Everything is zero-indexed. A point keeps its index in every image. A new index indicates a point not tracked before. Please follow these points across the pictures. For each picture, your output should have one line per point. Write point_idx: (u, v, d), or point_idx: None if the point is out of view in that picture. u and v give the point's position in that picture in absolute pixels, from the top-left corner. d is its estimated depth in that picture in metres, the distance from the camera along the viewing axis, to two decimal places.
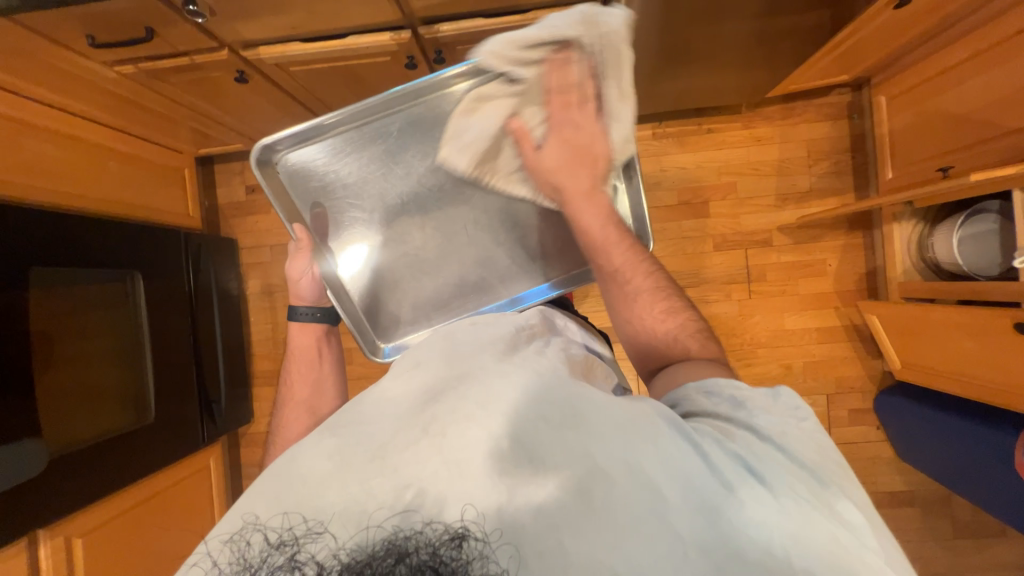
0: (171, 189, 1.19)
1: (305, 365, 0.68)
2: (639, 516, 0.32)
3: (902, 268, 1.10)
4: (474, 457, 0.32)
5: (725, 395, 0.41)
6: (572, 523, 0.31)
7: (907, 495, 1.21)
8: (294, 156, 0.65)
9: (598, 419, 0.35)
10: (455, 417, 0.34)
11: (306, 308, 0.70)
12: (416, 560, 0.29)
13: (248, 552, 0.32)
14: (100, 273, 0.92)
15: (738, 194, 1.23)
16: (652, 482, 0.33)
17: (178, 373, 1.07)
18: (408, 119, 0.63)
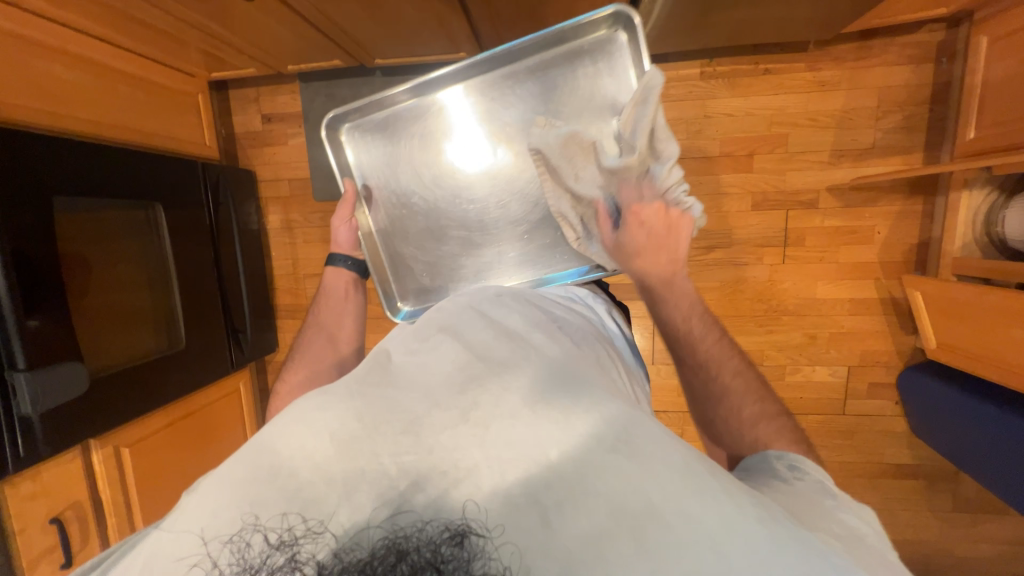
0: (186, 115, 1.15)
1: (336, 303, 0.81)
2: (683, 562, 0.28)
3: (961, 243, 1.00)
4: (508, 450, 0.33)
5: (811, 481, 0.43)
6: (599, 545, 0.29)
7: (913, 468, 1.22)
8: (357, 128, 0.78)
9: (650, 448, 0.33)
10: (499, 405, 0.36)
11: (342, 257, 0.83)
12: (416, 559, 0.29)
13: (248, 553, 0.30)
14: (120, 202, 0.92)
15: (788, 148, 1.11)
16: (704, 528, 0.29)
17: (206, 304, 1.11)
18: (454, 103, 0.75)
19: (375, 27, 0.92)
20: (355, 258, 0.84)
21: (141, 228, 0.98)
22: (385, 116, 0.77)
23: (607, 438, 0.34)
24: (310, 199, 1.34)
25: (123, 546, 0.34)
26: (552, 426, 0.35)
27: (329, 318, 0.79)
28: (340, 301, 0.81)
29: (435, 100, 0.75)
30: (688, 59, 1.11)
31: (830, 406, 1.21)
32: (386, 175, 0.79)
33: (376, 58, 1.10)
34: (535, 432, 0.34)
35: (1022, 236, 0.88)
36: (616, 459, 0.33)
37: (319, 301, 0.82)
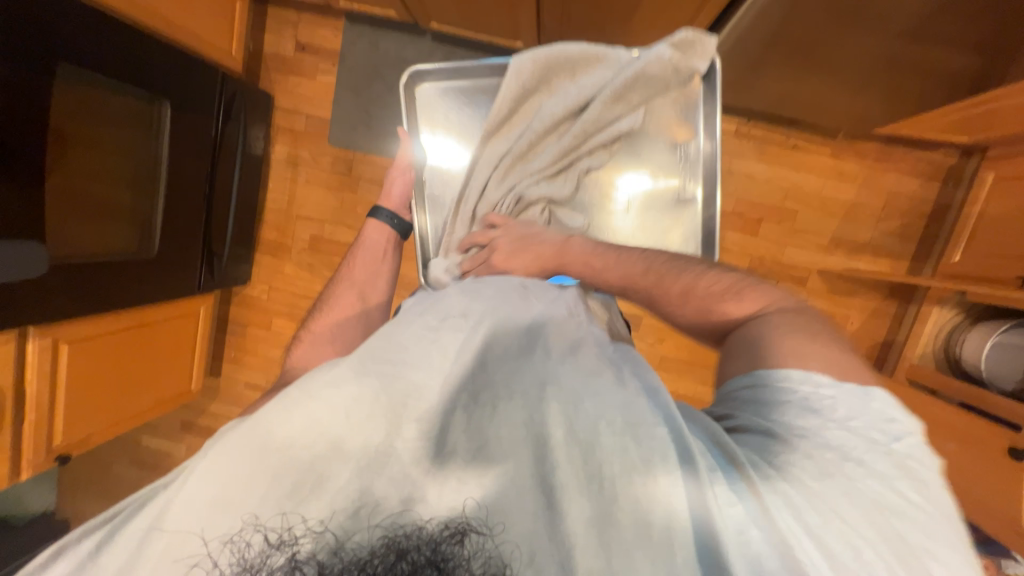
0: (220, 19, 1.10)
1: (371, 259, 0.78)
2: (673, 523, 0.38)
3: (921, 351, 1.08)
4: (517, 441, 0.40)
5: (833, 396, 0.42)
6: (605, 516, 0.38)
7: None
8: (434, 86, 0.76)
9: (648, 431, 0.42)
10: (518, 402, 0.42)
11: (388, 212, 0.80)
12: (416, 557, 0.35)
13: (248, 553, 0.35)
14: (129, 88, 0.86)
15: (795, 223, 1.17)
16: (695, 495, 0.38)
17: (188, 217, 1.05)
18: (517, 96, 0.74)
19: None
20: (400, 217, 0.81)
21: (141, 123, 0.92)
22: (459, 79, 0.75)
23: (614, 431, 0.41)
24: (324, 140, 1.29)
25: (120, 513, 0.38)
26: (566, 424, 0.41)
27: (362, 274, 0.77)
28: (378, 259, 0.78)
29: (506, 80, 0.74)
30: (728, 114, 1.14)
31: None
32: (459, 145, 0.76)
33: (432, 22, 1.07)
34: (549, 430, 0.41)
35: (975, 360, 0.96)
36: (619, 449, 0.41)
37: (352, 253, 0.79)
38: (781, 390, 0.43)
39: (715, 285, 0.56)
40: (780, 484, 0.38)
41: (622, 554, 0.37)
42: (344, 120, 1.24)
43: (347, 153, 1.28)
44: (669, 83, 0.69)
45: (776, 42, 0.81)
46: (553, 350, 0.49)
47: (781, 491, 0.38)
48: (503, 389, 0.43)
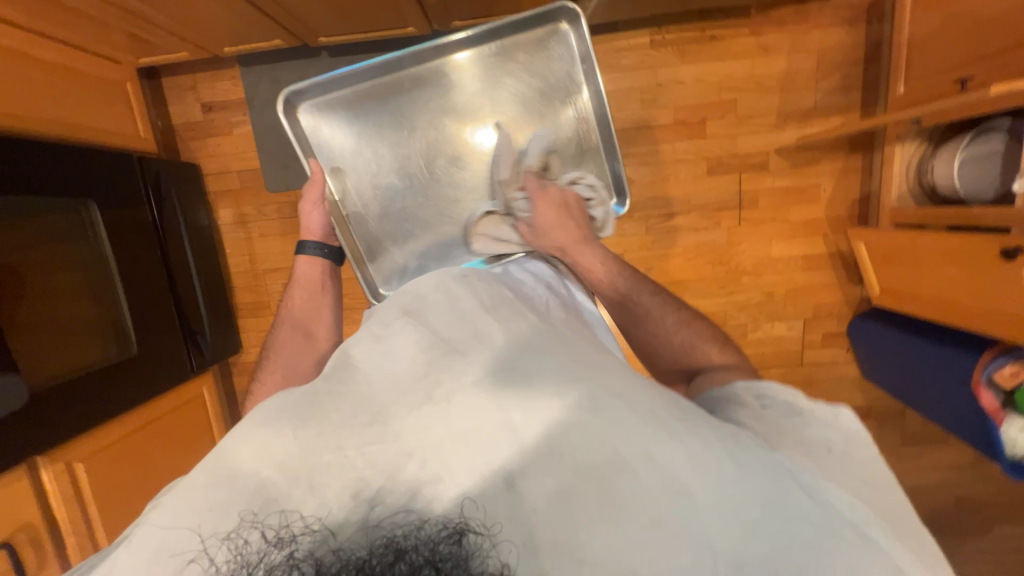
0: (116, 106, 1.08)
1: (311, 294, 0.80)
2: (664, 515, 0.34)
3: (897, 194, 1.07)
4: (486, 432, 0.37)
5: (781, 403, 0.46)
6: (571, 500, 0.35)
7: (866, 409, 1.29)
8: (316, 103, 0.79)
9: (618, 411, 0.38)
10: (478, 391, 0.39)
11: (314, 244, 0.82)
12: (415, 558, 0.31)
13: (246, 550, 0.34)
14: (49, 202, 0.85)
15: (737, 112, 1.15)
16: (683, 489, 0.35)
17: (156, 307, 1.05)
18: (406, 88, 0.80)
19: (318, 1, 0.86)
20: (329, 245, 0.83)
21: (74, 234, 0.90)
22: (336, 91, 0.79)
23: (584, 411, 0.38)
24: (262, 191, 1.28)
25: (91, 561, 0.37)
26: (535, 411, 0.38)
27: (303, 311, 0.78)
28: (315, 293, 0.80)
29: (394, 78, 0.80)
30: (638, 29, 1.12)
31: (790, 359, 1.26)
32: (354, 153, 0.80)
33: (320, 37, 1.05)
34: (514, 421, 0.37)
35: (948, 183, 0.96)
36: (598, 424, 0.37)
37: (290, 291, 0.81)
38: (760, 397, 0.48)
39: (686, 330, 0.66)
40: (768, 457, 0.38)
41: (605, 563, 0.33)
42: (274, 163, 1.22)
43: (288, 196, 1.27)
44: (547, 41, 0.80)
45: None
46: (508, 336, 0.46)
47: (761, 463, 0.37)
48: (457, 384, 0.40)
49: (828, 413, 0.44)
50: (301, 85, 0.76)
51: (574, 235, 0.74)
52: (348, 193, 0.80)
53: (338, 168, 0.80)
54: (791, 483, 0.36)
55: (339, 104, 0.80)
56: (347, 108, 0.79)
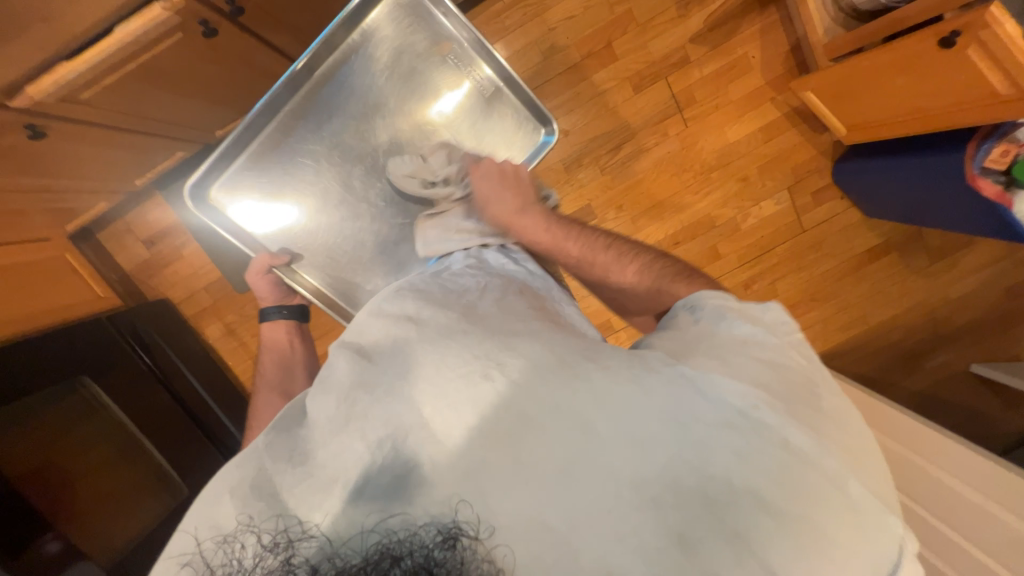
0: (63, 279, 1.08)
1: (280, 354, 0.81)
2: (570, 455, 0.41)
3: (823, 29, 1.03)
4: (414, 443, 0.42)
5: (708, 308, 0.50)
6: (493, 476, 0.41)
7: (883, 245, 1.26)
8: (220, 183, 0.83)
9: (525, 377, 0.43)
10: (398, 402, 0.43)
11: (272, 307, 0.83)
12: (410, 562, 0.35)
13: (241, 554, 0.39)
14: (45, 394, 0.87)
15: (637, 20, 1.11)
16: (584, 424, 0.41)
17: (188, 443, 1.06)
18: (286, 126, 0.83)
19: (193, 100, 0.85)
20: (286, 305, 0.84)
21: (83, 412, 0.92)
22: (232, 163, 0.82)
23: (500, 379, 0.43)
24: (234, 296, 1.29)
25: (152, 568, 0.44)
26: (452, 415, 0.42)
27: (275, 373, 0.78)
28: (287, 354, 0.81)
29: (273, 125, 0.83)
30: None
31: (791, 230, 1.24)
32: (275, 205, 0.83)
33: (216, 131, 1.04)
34: (435, 421, 0.42)
35: None
36: (510, 395, 0.43)
37: (260, 359, 0.81)
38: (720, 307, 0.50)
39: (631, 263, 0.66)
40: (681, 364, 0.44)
41: (514, 519, 0.39)
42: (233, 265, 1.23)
43: None
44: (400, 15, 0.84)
45: None
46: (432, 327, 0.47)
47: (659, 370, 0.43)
48: (383, 396, 0.44)
49: (756, 310, 0.50)
50: (198, 173, 0.80)
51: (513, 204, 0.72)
52: (299, 245, 0.84)
53: (274, 233, 0.84)
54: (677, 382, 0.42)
55: (241, 171, 0.83)
56: (260, 169, 0.83)
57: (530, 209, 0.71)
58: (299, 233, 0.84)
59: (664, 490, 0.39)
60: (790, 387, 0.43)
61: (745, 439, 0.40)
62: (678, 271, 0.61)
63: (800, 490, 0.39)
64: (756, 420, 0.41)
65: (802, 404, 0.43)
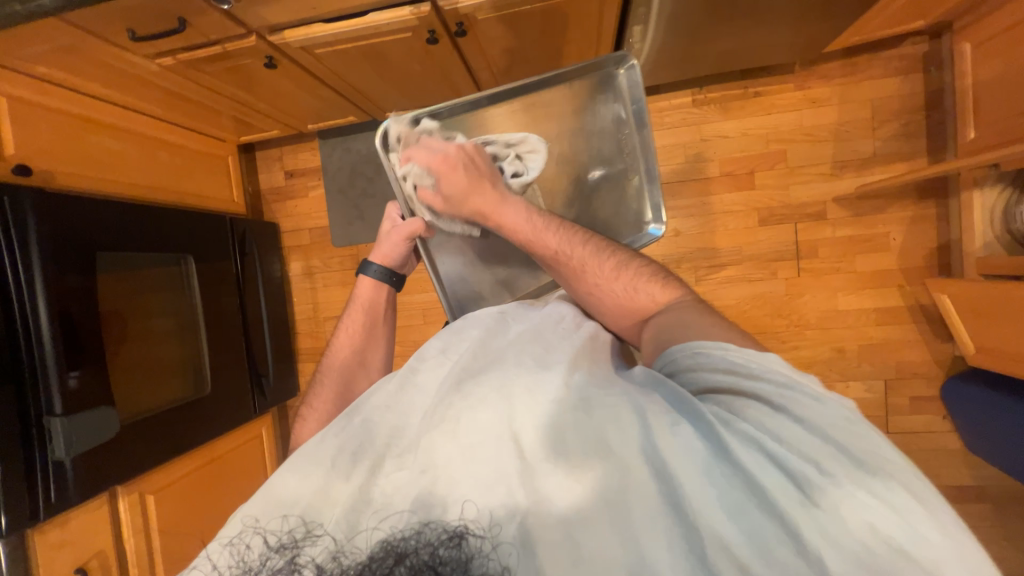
0: (216, 175, 1.26)
1: (368, 322, 0.73)
2: (648, 503, 0.35)
3: (982, 242, 0.99)
4: (463, 435, 0.39)
5: (717, 358, 0.44)
6: (554, 496, 0.36)
7: (976, 490, 1.10)
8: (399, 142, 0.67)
9: (602, 399, 0.40)
10: (465, 401, 0.41)
11: (380, 267, 0.73)
12: (416, 560, 0.34)
13: (248, 555, 0.37)
14: (156, 257, 1.00)
15: (788, 163, 1.13)
16: (663, 468, 0.36)
17: (231, 350, 1.15)
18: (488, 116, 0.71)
19: (387, 84, 0.99)
20: (397, 273, 0.75)
21: (173, 285, 1.04)
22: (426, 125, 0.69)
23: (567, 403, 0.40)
24: (328, 245, 1.41)
25: None
26: (523, 428, 0.38)
27: (357, 340, 0.72)
28: (375, 323, 0.74)
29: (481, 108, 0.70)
30: (679, 89, 1.17)
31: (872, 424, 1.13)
32: None
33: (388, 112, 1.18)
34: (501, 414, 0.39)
35: None
36: (575, 420, 0.39)
37: (345, 317, 0.74)
38: (696, 354, 0.46)
39: (642, 271, 0.61)
40: (739, 423, 0.38)
41: (587, 550, 0.34)
42: (341, 220, 1.36)
43: (351, 250, 1.39)
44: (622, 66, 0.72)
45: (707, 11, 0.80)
46: (505, 353, 0.46)
47: (736, 430, 0.37)
48: (454, 392, 0.42)
49: (786, 369, 0.41)
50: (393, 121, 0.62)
51: (491, 196, 0.60)
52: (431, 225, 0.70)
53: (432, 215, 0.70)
54: (755, 446, 0.36)
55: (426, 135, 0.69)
56: None
57: (513, 199, 0.60)
58: None
59: (752, 556, 0.33)
60: (919, 481, 0.35)
61: (863, 549, 0.32)
62: (648, 270, 0.61)
63: None
64: (834, 490, 0.34)
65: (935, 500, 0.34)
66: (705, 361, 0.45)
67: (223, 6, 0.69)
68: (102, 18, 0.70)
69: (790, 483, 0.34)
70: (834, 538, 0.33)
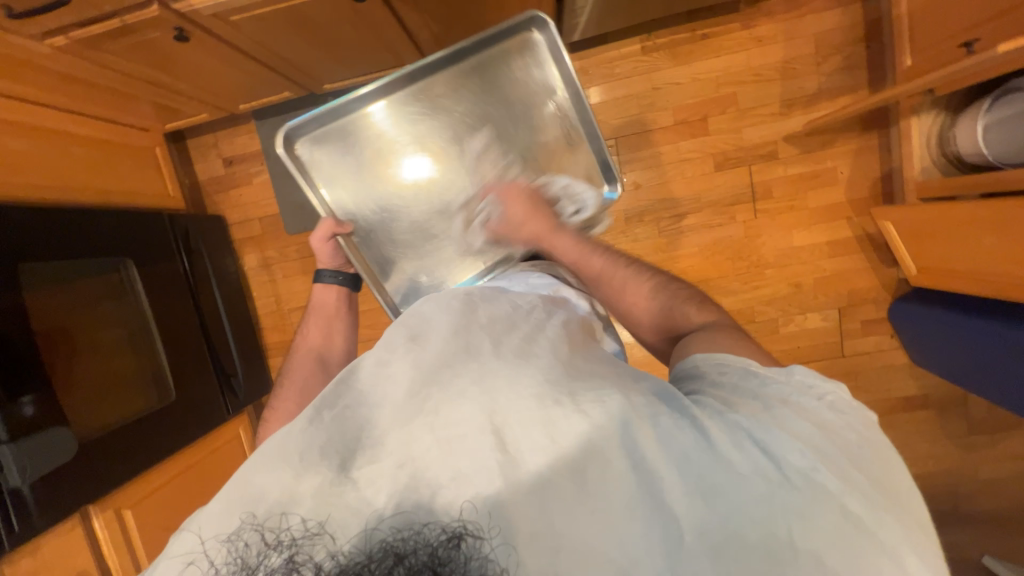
0: (145, 169, 1.16)
1: (325, 319, 0.82)
2: (634, 493, 0.37)
3: (920, 168, 1.04)
4: (458, 435, 0.38)
5: (737, 367, 0.46)
6: (545, 491, 0.36)
7: (921, 398, 1.20)
8: (312, 139, 0.79)
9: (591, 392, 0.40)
10: (454, 395, 0.40)
11: (331, 271, 0.84)
12: (415, 561, 0.33)
13: (246, 554, 0.35)
14: (91, 263, 0.92)
15: (739, 106, 1.14)
16: (649, 459, 0.38)
17: (191, 353, 1.10)
18: (395, 105, 0.79)
19: (318, 51, 0.92)
20: (344, 272, 0.84)
21: (116, 291, 0.97)
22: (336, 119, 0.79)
23: (562, 398, 0.40)
24: (282, 234, 1.34)
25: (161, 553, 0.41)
26: (521, 432, 0.38)
27: (316, 336, 0.80)
28: (331, 319, 0.82)
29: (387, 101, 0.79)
30: (628, 37, 1.14)
31: (828, 350, 1.21)
32: (357, 183, 0.81)
33: (325, 84, 1.10)
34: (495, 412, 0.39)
35: (976, 150, 0.91)
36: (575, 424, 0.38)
37: (307, 318, 0.83)
38: (723, 365, 0.47)
39: (681, 296, 0.62)
40: (731, 416, 0.40)
41: (579, 542, 0.35)
42: (292, 206, 1.29)
43: (307, 236, 1.32)
44: (525, 45, 0.79)
45: None
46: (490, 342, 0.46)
47: (721, 423, 0.40)
48: (437, 387, 0.41)
49: (785, 371, 0.45)
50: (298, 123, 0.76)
51: (546, 223, 0.73)
52: (363, 218, 0.82)
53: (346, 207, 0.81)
54: (738, 437, 0.39)
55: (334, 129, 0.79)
56: (352, 138, 0.80)
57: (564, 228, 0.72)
58: (367, 208, 0.81)
59: (725, 538, 0.35)
60: (875, 466, 0.39)
61: (823, 526, 0.35)
62: (690, 295, 0.62)
63: (860, 564, 0.34)
64: (811, 480, 0.36)
65: (887, 484, 0.38)
66: (723, 365, 0.47)
67: None
68: None
69: (769, 470, 0.37)
70: (797, 514, 0.35)
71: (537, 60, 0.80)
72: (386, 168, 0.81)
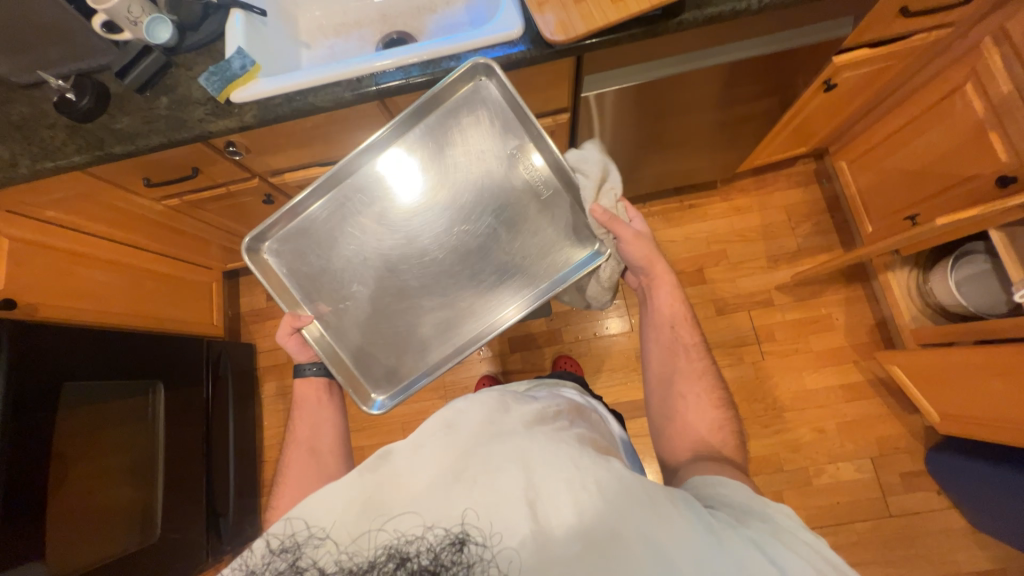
0: (200, 303, 1.29)
1: (312, 412, 0.70)
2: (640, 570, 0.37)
3: (910, 315, 1.11)
4: (499, 503, 0.40)
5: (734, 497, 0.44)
6: (565, 560, 0.38)
7: (997, 575, 1.04)
8: (276, 242, 0.77)
9: (626, 489, 0.40)
10: (501, 470, 0.42)
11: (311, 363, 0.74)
12: (417, 563, 0.39)
13: (253, 558, 0.41)
14: (125, 386, 0.96)
15: (730, 259, 1.29)
16: (664, 549, 0.37)
17: (188, 485, 1.05)
18: (355, 188, 0.76)
19: None
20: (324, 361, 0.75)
21: (136, 415, 0.98)
22: (301, 213, 0.76)
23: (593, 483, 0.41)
24: None
25: None
26: (559, 501, 0.40)
27: (304, 431, 0.68)
28: (319, 409, 0.71)
29: (349, 184, 0.76)
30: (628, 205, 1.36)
31: (871, 507, 1.10)
32: (317, 273, 0.76)
33: None
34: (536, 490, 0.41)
35: (955, 301, 1.00)
36: (603, 508, 0.40)
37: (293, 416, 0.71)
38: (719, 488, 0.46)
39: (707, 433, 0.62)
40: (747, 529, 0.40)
41: None
42: None
43: None
44: (480, 102, 0.73)
45: (640, 142, 0.98)
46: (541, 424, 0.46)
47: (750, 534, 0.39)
48: (484, 462, 0.42)
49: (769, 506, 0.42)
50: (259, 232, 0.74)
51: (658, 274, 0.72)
52: (328, 309, 0.75)
53: (313, 301, 0.76)
54: (748, 540, 0.38)
55: (291, 223, 0.76)
56: (309, 230, 0.76)
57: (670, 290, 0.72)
58: (332, 294, 0.75)
59: None
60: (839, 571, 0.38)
61: None
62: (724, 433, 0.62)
63: None
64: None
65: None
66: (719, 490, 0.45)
67: (235, 156, 0.81)
68: (123, 169, 0.81)
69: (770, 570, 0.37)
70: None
71: (486, 120, 0.73)
72: (345, 252, 0.75)
